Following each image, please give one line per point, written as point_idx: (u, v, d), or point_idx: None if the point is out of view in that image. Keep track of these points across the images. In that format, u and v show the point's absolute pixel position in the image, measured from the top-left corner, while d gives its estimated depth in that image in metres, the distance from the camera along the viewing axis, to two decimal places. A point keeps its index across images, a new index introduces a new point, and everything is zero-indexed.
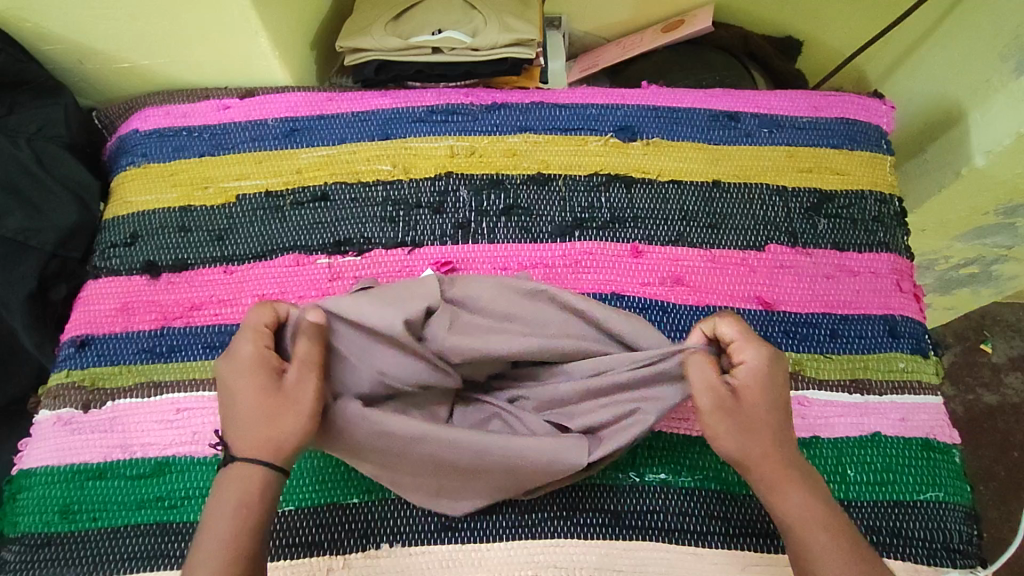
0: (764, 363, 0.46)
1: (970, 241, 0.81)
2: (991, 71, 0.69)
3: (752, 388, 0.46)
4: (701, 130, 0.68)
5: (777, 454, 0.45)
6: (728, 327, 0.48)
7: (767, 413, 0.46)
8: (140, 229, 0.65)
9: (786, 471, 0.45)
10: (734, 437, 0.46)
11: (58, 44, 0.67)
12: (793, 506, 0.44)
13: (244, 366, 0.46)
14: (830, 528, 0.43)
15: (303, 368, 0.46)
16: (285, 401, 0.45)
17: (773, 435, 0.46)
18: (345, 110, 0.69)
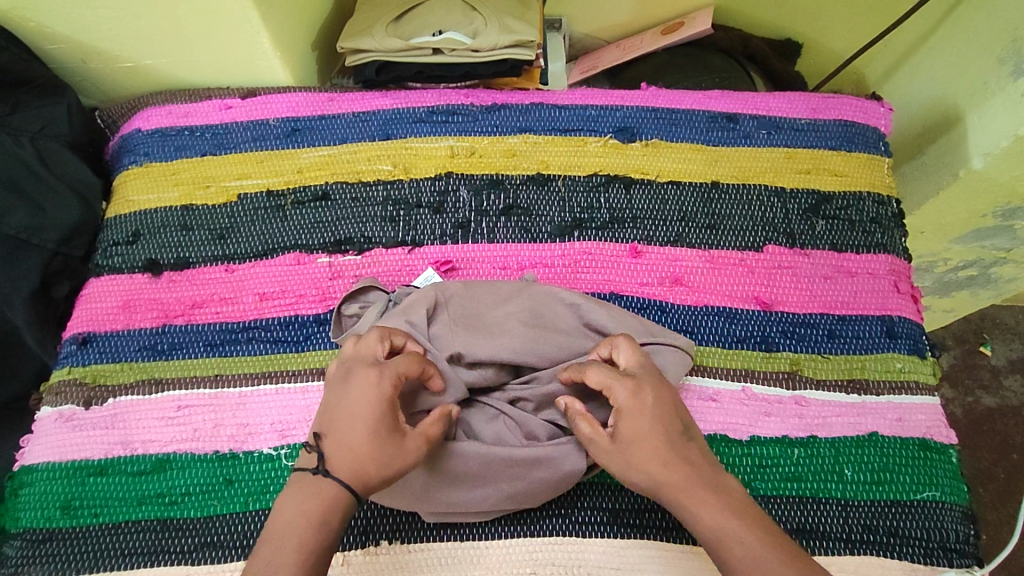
0: (631, 395, 0.48)
1: (969, 243, 0.81)
2: (989, 74, 0.69)
3: (629, 422, 0.47)
4: (700, 131, 0.68)
5: (676, 471, 0.45)
6: (593, 372, 0.49)
7: (651, 436, 0.46)
8: (142, 228, 0.66)
9: (688, 488, 0.44)
10: (634, 470, 0.46)
11: (62, 43, 0.68)
12: (707, 519, 0.43)
13: (349, 390, 0.46)
14: (752, 538, 0.42)
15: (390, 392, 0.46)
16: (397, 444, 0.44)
17: (664, 455, 0.45)
18: (346, 110, 0.70)
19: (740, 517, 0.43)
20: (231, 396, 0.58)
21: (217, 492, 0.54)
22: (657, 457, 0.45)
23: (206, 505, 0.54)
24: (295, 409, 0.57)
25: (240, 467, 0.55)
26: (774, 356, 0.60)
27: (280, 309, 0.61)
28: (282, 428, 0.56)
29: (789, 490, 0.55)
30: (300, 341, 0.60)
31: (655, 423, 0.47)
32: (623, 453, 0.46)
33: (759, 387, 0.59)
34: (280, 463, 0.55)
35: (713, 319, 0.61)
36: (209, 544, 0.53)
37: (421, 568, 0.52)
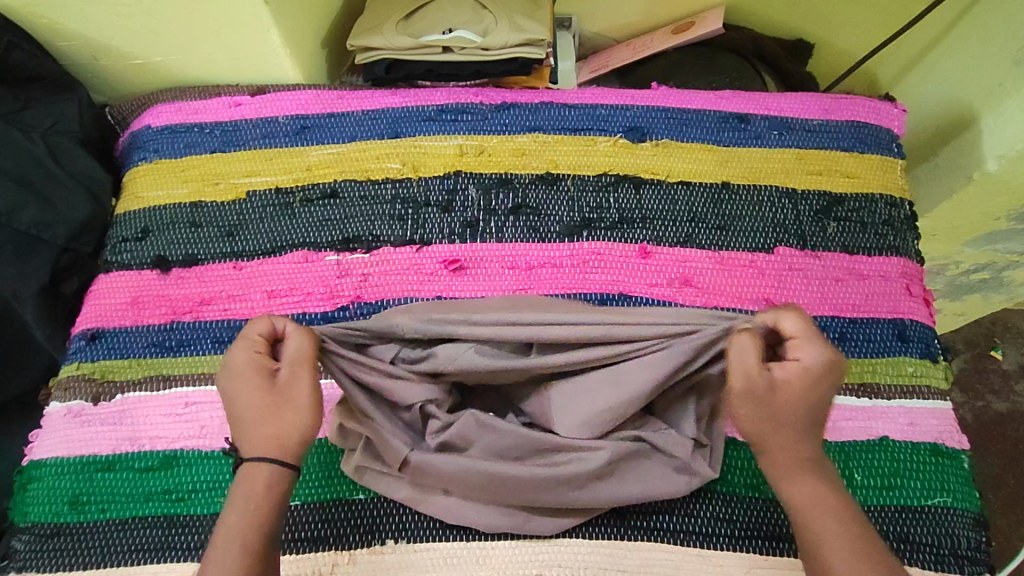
0: (822, 361, 0.45)
1: (981, 246, 0.80)
2: (1003, 76, 0.69)
3: (796, 385, 0.45)
4: (710, 132, 0.68)
5: (802, 447, 0.45)
6: (790, 322, 0.47)
7: (796, 415, 0.45)
8: (151, 225, 0.66)
9: (798, 461, 0.45)
10: (756, 427, 0.45)
11: (74, 41, 0.68)
12: (807, 490, 0.44)
13: (238, 366, 0.47)
14: (844, 524, 0.43)
15: (293, 366, 0.47)
16: (279, 396, 0.46)
17: (795, 435, 0.45)
18: (355, 108, 0.70)
19: (846, 505, 0.44)
20: None
21: (224, 489, 0.54)
22: (795, 429, 0.45)
23: (212, 502, 0.54)
24: None
25: None
26: None
27: (288, 307, 0.61)
28: None
29: None
30: None
31: (810, 404, 0.45)
32: (772, 405, 0.45)
33: None
34: None
35: None
36: None
37: (427, 568, 0.52)
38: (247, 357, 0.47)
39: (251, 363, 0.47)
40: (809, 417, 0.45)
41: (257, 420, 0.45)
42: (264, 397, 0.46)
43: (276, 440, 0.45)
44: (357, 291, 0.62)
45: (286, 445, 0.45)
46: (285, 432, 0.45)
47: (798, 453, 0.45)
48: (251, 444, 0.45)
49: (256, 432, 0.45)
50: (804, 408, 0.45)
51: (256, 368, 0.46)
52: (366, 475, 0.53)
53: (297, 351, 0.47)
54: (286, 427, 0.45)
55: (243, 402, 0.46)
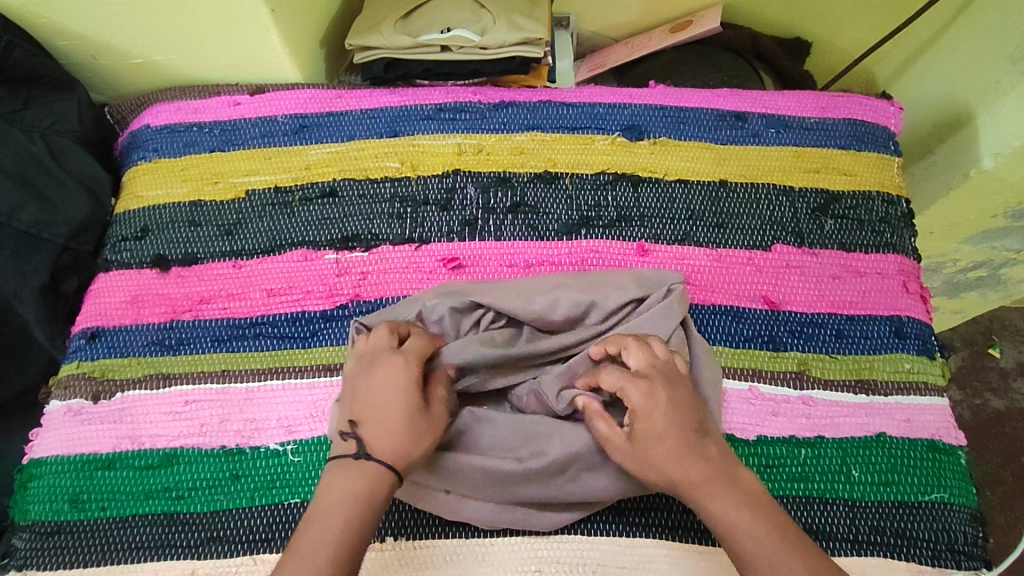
0: (644, 395, 0.47)
1: (978, 244, 0.81)
2: (1000, 73, 0.69)
3: (646, 423, 0.46)
4: (708, 130, 0.68)
5: (697, 471, 0.45)
6: (610, 375, 0.49)
7: (662, 450, 0.46)
8: (150, 224, 0.66)
9: (706, 483, 0.45)
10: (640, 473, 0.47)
11: (73, 40, 0.68)
12: (725, 513, 0.44)
13: (384, 380, 0.47)
14: (756, 542, 0.43)
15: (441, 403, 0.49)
16: (428, 423, 0.47)
17: (682, 461, 0.45)
18: (354, 107, 0.70)
19: (768, 522, 0.43)
20: (237, 391, 0.58)
21: (224, 487, 0.55)
22: (679, 459, 0.45)
23: (212, 500, 0.54)
24: (302, 405, 0.57)
25: (247, 462, 0.55)
26: (781, 356, 0.59)
27: (287, 305, 0.61)
28: (289, 424, 0.57)
29: (796, 490, 0.54)
30: (306, 337, 0.60)
31: (671, 436, 0.46)
32: (636, 452, 0.47)
33: (766, 388, 0.58)
34: (287, 459, 0.55)
35: (719, 319, 0.61)
36: (215, 539, 0.53)
37: (427, 564, 0.52)
38: (419, 373, 0.48)
39: (416, 378, 0.48)
40: (687, 440, 0.46)
41: (393, 431, 0.45)
42: (416, 417, 0.46)
43: (398, 455, 0.45)
44: (356, 289, 0.62)
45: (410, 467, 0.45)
46: (411, 454, 0.45)
47: (704, 474, 0.45)
48: (381, 449, 0.45)
49: (384, 440, 0.45)
50: (668, 438, 0.46)
51: (417, 386, 0.47)
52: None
53: (441, 393, 0.49)
54: (419, 453, 0.46)
55: (386, 409, 0.46)
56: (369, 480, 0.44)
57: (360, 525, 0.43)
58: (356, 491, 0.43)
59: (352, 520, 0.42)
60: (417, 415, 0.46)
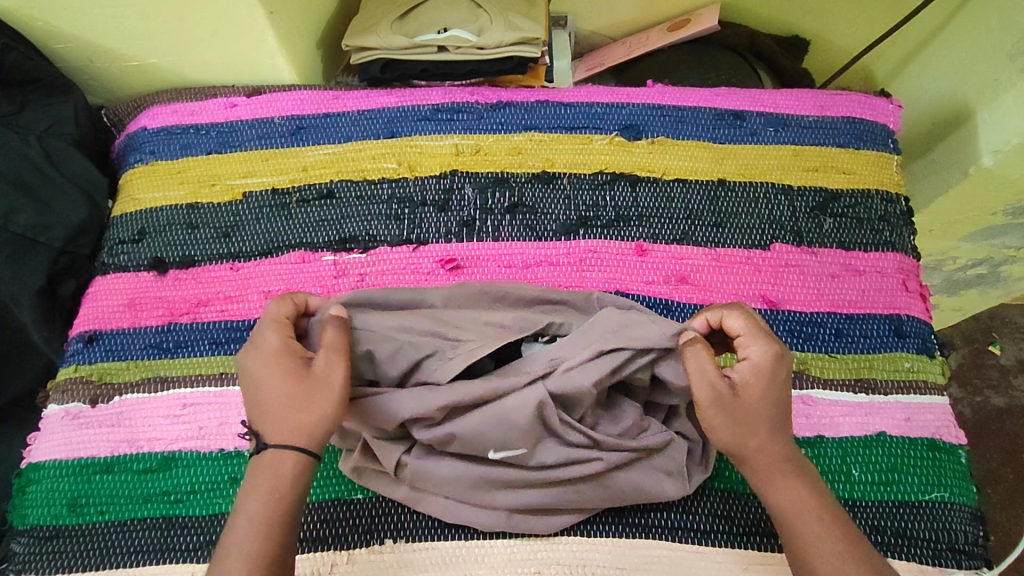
0: (767, 358, 0.46)
1: (978, 241, 0.80)
2: (998, 71, 0.69)
3: (755, 387, 0.46)
4: (706, 129, 0.68)
5: (775, 452, 0.46)
6: (735, 322, 0.48)
7: (762, 418, 0.46)
8: (148, 226, 0.66)
9: (778, 465, 0.46)
10: (727, 434, 0.46)
11: (69, 43, 0.68)
12: (790, 495, 0.45)
13: (264, 354, 0.46)
14: (816, 524, 0.44)
15: (330, 353, 0.46)
16: (318, 383, 0.45)
17: (767, 435, 0.46)
18: (351, 108, 0.69)
19: (823, 501, 0.45)
20: (236, 394, 0.58)
21: (222, 490, 0.54)
22: (765, 433, 0.46)
23: (210, 503, 0.54)
24: None
25: (245, 465, 0.55)
26: None
27: None
28: None
29: None
30: None
31: (772, 407, 0.46)
32: (742, 409, 0.45)
33: None
34: None
35: None
36: (214, 543, 0.53)
37: (426, 567, 0.52)
38: (279, 339, 0.47)
39: (284, 348, 0.46)
40: (777, 418, 0.46)
41: (284, 408, 0.45)
42: (296, 385, 0.45)
43: (297, 429, 0.44)
44: (354, 291, 0.62)
45: (312, 436, 0.44)
46: (308, 421, 0.44)
47: (780, 456, 0.46)
48: (274, 432, 0.45)
49: (278, 417, 0.45)
50: (768, 407, 0.46)
51: (288, 352, 0.46)
52: (365, 474, 0.52)
53: (330, 337, 0.46)
54: (316, 417, 0.45)
55: (268, 390, 0.45)
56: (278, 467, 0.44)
57: (278, 512, 0.43)
58: (265, 484, 0.44)
59: (269, 511, 0.43)
60: (297, 381, 0.45)
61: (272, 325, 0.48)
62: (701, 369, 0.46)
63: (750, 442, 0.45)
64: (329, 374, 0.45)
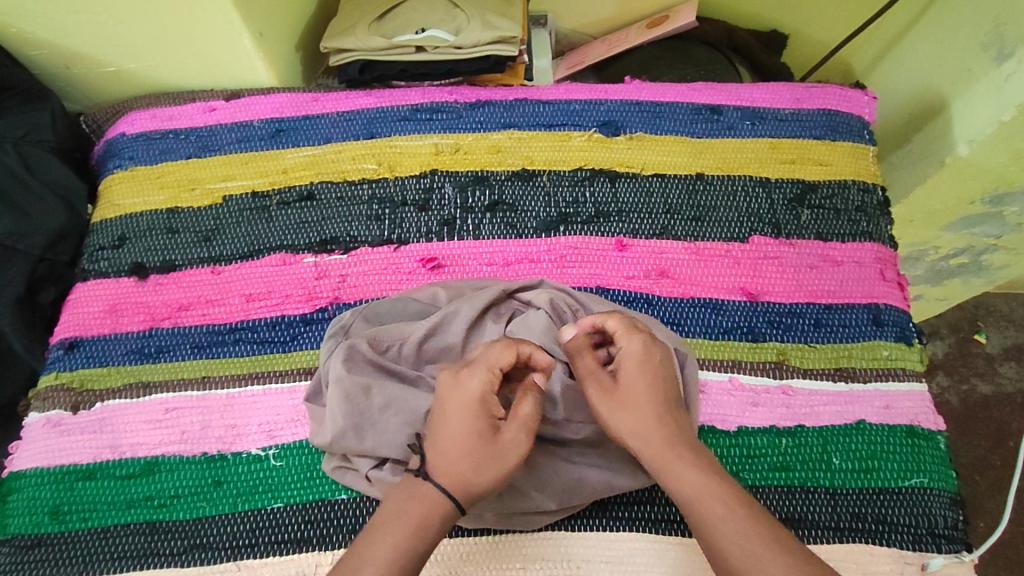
0: (639, 345, 0.50)
1: (958, 230, 0.81)
2: (972, 61, 0.70)
3: (631, 371, 0.50)
4: (684, 124, 0.68)
5: (655, 432, 0.47)
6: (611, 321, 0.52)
7: (642, 399, 0.48)
8: (128, 232, 0.66)
9: (674, 449, 0.46)
10: (613, 417, 0.49)
11: (44, 49, 0.68)
12: (687, 480, 0.45)
13: (461, 399, 0.46)
14: (715, 508, 0.43)
15: (523, 426, 0.46)
16: (499, 450, 0.45)
17: (647, 419, 0.48)
18: (330, 110, 0.70)
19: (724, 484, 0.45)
20: (218, 397, 0.58)
21: (205, 494, 0.54)
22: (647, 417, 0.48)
23: (194, 507, 0.54)
24: (283, 409, 0.57)
25: (229, 468, 0.55)
26: (760, 346, 0.60)
27: (266, 310, 0.61)
28: (270, 429, 0.57)
29: (777, 479, 0.55)
30: (287, 341, 0.60)
31: (649, 393, 0.49)
32: (625, 392, 0.49)
33: (746, 378, 0.58)
34: (268, 464, 0.55)
35: (698, 311, 0.61)
36: (198, 546, 0.53)
37: None
38: (480, 392, 0.46)
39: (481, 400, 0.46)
40: (662, 403, 0.49)
41: (459, 460, 0.45)
42: (482, 446, 0.45)
43: (465, 484, 0.44)
44: (335, 292, 0.62)
45: (469, 495, 0.44)
46: (473, 483, 0.44)
47: (666, 439, 0.47)
48: (440, 473, 0.44)
49: (456, 459, 0.45)
50: (651, 390, 0.49)
51: (482, 407, 0.46)
52: (348, 474, 0.52)
53: (525, 411, 0.47)
54: (481, 481, 0.44)
55: (449, 436, 0.45)
56: (427, 498, 0.44)
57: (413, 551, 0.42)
58: (409, 513, 0.43)
59: (408, 544, 0.42)
60: (481, 440, 0.45)
61: (481, 373, 0.47)
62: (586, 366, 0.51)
63: (631, 424, 0.48)
64: (512, 448, 0.45)
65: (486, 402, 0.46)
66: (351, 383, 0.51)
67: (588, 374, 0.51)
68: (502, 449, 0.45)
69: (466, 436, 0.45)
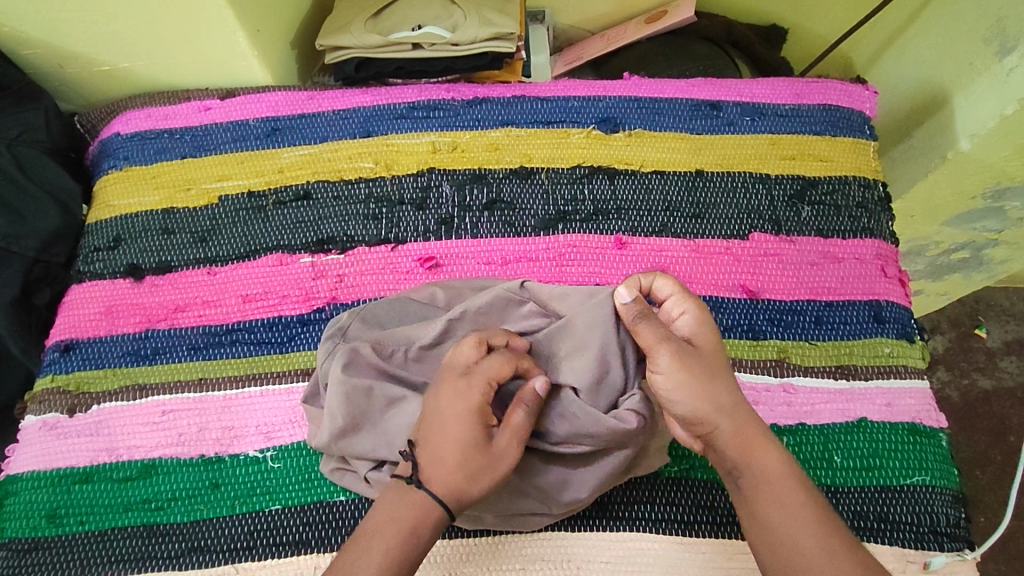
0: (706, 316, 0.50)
1: (960, 225, 0.81)
2: (973, 55, 0.69)
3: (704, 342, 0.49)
4: (683, 120, 0.68)
5: (736, 413, 0.47)
6: (662, 283, 0.50)
7: (716, 372, 0.48)
8: (124, 233, 0.65)
9: (756, 432, 0.46)
10: (689, 388, 0.47)
11: (37, 48, 0.67)
12: (769, 464, 0.45)
13: (458, 408, 0.46)
14: (781, 490, 0.44)
15: (514, 436, 0.46)
16: (488, 461, 0.45)
17: (728, 393, 0.47)
18: (326, 108, 0.69)
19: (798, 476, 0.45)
20: (215, 399, 0.57)
21: (203, 497, 0.54)
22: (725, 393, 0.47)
23: (192, 510, 0.54)
24: (281, 411, 0.57)
25: (227, 470, 0.55)
26: (760, 344, 0.59)
27: (263, 310, 0.61)
28: (268, 430, 0.56)
29: None
30: (284, 342, 0.60)
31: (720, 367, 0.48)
32: (703, 362, 0.48)
33: (746, 376, 0.58)
34: (266, 466, 0.55)
35: None
36: (196, 549, 0.52)
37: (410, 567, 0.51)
38: (480, 401, 0.46)
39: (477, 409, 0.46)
40: (730, 376, 0.48)
41: (453, 468, 0.45)
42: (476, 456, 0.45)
43: (451, 493, 0.44)
44: (332, 292, 0.61)
45: (458, 502, 0.45)
46: (462, 492, 0.45)
47: (746, 419, 0.47)
48: (432, 480, 0.44)
49: (446, 467, 0.45)
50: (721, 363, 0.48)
51: (481, 417, 0.46)
52: (346, 475, 0.52)
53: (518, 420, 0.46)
54: (473, 490, 0.45)
55: (443, 442, 0.45)
56: (418, 502, 0.44)
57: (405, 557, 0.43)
58: (404, 518, 0.44)
59: (401, 549, 0.43)
60: (475, 451, 0.45)
61: (482, 384, 0.46)
62: (651, 329, 0.48)
63: (717, 397, 0.47)
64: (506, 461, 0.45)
65: (484, 411, 0.46)
66: (351, 384, 0.50)
67: (654, 338, 0.48)
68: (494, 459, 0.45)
69: (460, 445, 0.45)
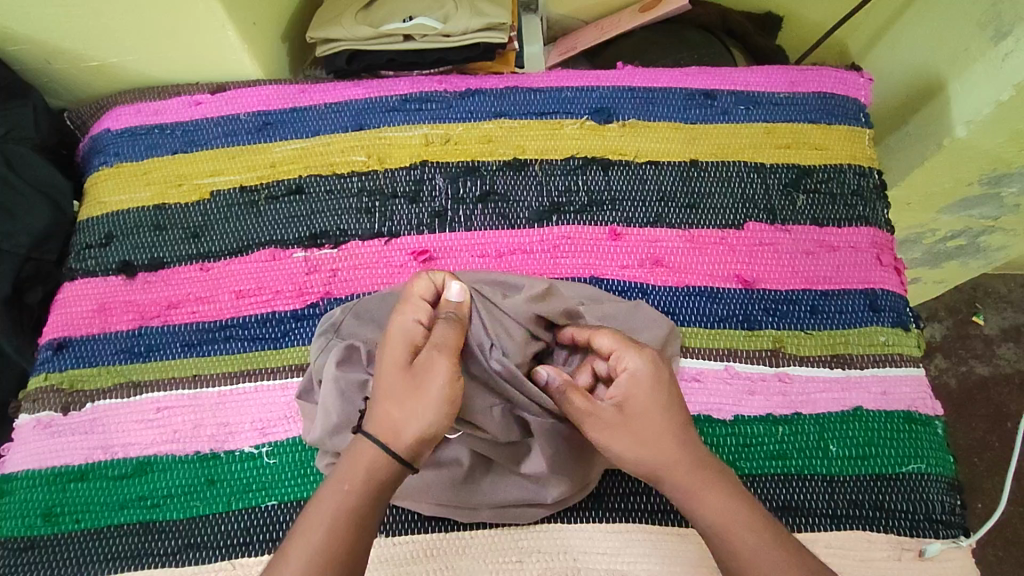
0: (643, 364, 0.46)
1: (956, 213, 0.80)
2: (969, 40, 0.68)
3: (638, 396, 0.45)
4: (677, 110, 0.67)
5: (684, 461, 0.44)
6: (602, 340, 0.48)
7: (654, 428, 0.45)
8: (115, 230, 0.65)
9: (702, 475, 0.44)
10: (625, 451, 0.45)
11: (24, 44, 0.66)
12: (713, 510, 0.43)
13: (391, 334, 0.46)
14: (731, 531, 0.42)
15: (437, 350, 0.45)
16: (416, 381, 0.44)
17: (668, 445, 0.44)
18: (318, 101, 0.68)
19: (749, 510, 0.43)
20: (209, 395, 0.57)
21: (199, 493, 0.54)
22: (666, 452, 0.44)
23: (188, 507, 0.54)
24: (276, 406, 0.57)
25: (222, 466, 0.55)
26: (756, 333, 0.59)
27: (256, 306, 0.61)
28: (263, 426, 0.56)
29: (774, 468, 0.54)
30: (277, 338, 0.59)
31: (659, 421, 0.45)
32: (642, 427, 0.45)
33: (741, 366, 0.58)
34: (261, 462, 0.55)
35: (694, 300, 0.60)
36: (192, 546, 0.52)
37: (407, 561, 0.51)
38: (406, 323, 0.46)
39: (403, 328, 0.46)
40: (675, 422, 0.45)
41: (385, 396, 0.44)
42: (407, 378, 0.44)
43: (386, 423, 0.43)
44: (326, 287, 0.61)
45: (398, 433, 0.43)
46: (398, 420, 0.43)
47: (693, 464, 0.44)
48: (370, 419, 0.44)
49: (379, 398, 0.44)
50: (662, 414, 0.45)
51: (405, 336, 0.45)
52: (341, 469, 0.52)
53: (442, 335, 0.45)
54: (411, 415, 0.43)
55: (379, 372, 0.45)
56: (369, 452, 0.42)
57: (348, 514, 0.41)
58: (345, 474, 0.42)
59: (352, 507, 0.41)
60: (403, 373, 0.44)
61: (409, 307, 0.47)
62: (577, 406, 0.46)
63: (657, 455, 0.44)
64: (433, 377, 0.43)
65: (411, 334, 0.46)
66: (346, 378, 0.50)
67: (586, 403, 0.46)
68: (422, 375, 0.44)
69: (390, 371, 0.44)
